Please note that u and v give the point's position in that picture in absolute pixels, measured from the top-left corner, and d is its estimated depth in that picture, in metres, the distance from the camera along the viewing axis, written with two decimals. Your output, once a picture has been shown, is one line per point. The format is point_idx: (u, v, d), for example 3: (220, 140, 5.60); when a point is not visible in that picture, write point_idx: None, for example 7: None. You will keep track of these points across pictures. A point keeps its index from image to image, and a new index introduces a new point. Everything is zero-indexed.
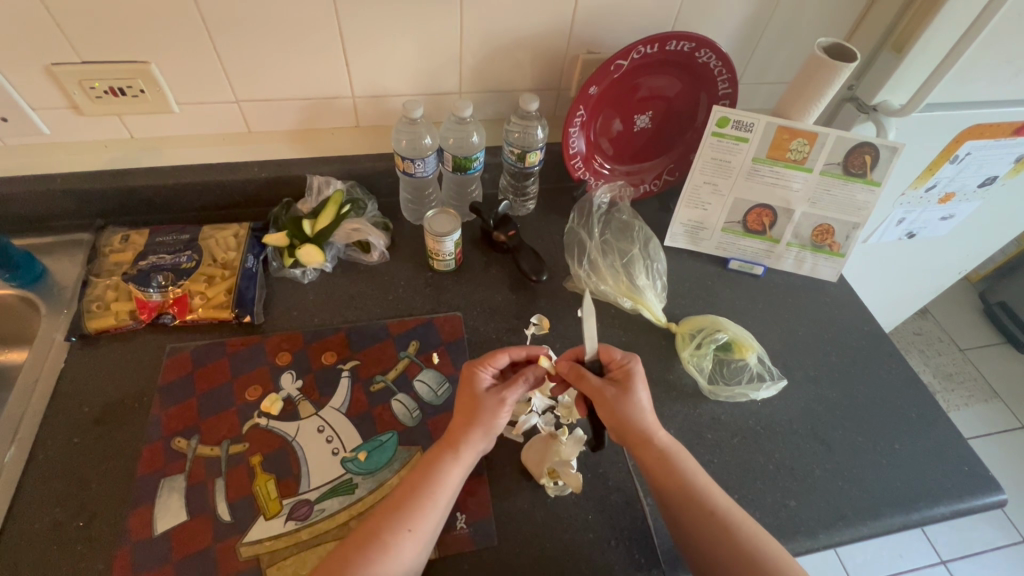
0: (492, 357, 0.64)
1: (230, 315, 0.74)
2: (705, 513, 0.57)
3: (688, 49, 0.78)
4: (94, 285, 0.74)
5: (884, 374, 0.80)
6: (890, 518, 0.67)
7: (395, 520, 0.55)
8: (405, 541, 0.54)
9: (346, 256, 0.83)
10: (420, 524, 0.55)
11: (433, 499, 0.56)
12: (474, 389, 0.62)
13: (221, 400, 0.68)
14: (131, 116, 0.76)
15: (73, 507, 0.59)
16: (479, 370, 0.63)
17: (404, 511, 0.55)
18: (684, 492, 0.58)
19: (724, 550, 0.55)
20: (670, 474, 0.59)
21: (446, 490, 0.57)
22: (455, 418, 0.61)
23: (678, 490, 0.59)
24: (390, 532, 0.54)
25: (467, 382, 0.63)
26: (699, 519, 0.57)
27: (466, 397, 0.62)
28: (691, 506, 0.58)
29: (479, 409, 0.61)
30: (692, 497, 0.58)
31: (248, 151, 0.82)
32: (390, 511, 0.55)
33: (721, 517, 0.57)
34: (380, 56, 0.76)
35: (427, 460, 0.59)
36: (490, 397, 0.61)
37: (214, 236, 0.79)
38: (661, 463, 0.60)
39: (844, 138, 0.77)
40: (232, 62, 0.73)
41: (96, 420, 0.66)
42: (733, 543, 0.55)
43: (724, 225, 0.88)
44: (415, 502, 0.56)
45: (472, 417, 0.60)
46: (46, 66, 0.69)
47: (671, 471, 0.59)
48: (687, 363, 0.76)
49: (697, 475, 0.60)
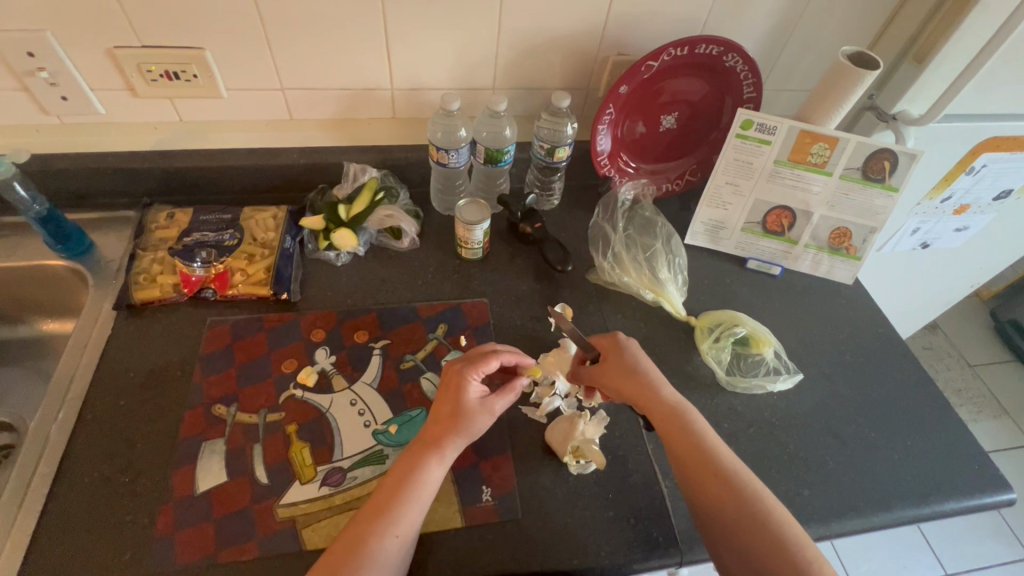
0: (485, 362, 0.64)
1: (269, 292, 0.77)
2: (714, 470, 0.60)
3: (716, 53, 0.80)
4: (141, 258, 0.77)
5: (898, 374, 0.82)
6: (901, 511, 0.69)
7: (379, 526, 0.55)
8: (390, 546, 0.54)
9: (378, 242, 0.87)
10: (405, 529, 0.55)
11: (417, 503, 0.57)
12: (465, 395, 0.62)
13: (260, 371, 0.72)
14: (182, 100, 0.80)
15: (121, 464, 0.63)
16: (470, 376, 0.63)
17: (389, 516, 0.55)
18: (690, 447, 0.62)
19: (725, 505, 0.58)
20: (678, 431, 0.63)
21: (426, 496, 0.58)
22: (441, 422, 0.61)
23: (690, 448, 0.62)
24: (376, 539, 0.54)
25: (456, 388, 0.62)
26: (706, 477, 0.60)
27: (455, 401, 0.62)
28: (700, 462, 0.61)
29: (467, 415, 0.61)
30: (701, 453, 0.61)
31: (289, 138, 0.86)
32: (375, 517, 0.55)
33: (731, 476, 0.60)
34: (421, 50, 0.80)
35: (407, 465, 0.58)
36: (478, 403, 0.62)
37: (255, 217, 0.83)
38: (670, 419, 0.64)
39: (864, 143, 0.80)
40: (282, 53, 0.77)
41: (141, 384, 0.69)
42: (738, 500, 0.58)
43: (744, 225, 0.91)
44: (398, 508, 0.56)
45: (458, 422, 0.60)
46: (108, 49, 0.72)
47: (684, 426, 0.63)
48: (706, 355, 0.79)
49: (707, 435, 0.63)
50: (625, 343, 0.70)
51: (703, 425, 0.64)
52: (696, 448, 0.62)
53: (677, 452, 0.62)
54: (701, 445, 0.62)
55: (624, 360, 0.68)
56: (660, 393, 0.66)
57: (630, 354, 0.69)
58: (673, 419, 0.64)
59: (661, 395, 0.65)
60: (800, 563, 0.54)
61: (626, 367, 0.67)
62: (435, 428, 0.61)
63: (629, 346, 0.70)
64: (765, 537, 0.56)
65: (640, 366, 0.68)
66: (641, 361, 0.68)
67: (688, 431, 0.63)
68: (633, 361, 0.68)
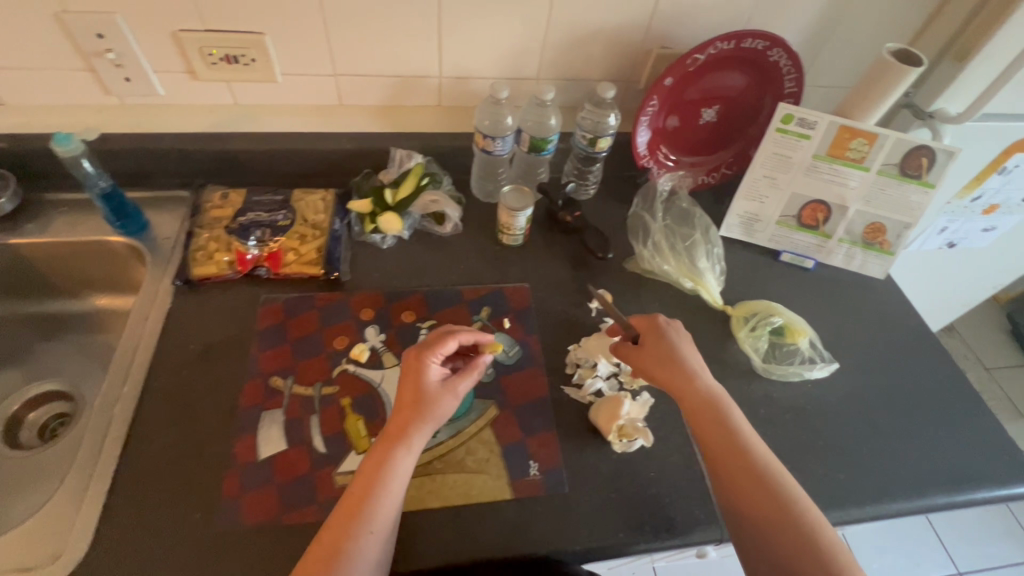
0: (441, 344, 0.64)
1: (320, 273, 0.80)
2: (743, 463, 0.60)
3: (761, 47, 0.82)
4: (198, 236, 0.80)
5: (929, 367, 0.84)
6: (934, 497, 0.71)
7: (353, 527, 0.54)
8: (367, 544, 0.54)
9: (421, 227, 0.90)
10: (379, 525, 0.55)
11: (390, 497, 0.56)
12: (425, 380, 0.61)
13: (312, 347, 0.74)
14: (238, 84, 0.83)
15: (186, 430, 0.65)
16: (429, 360, 0.63)
17: (363, 514, 0.55)
18: (723, 435, 0.62)
19: (751, 495, 0.59)
20: (713, 418, 0.63)
21: (399, 489, 0.57)
22: (405, 412, 0.60)
23: (723, 440, 0.62)
24: (350, 539, 0.53)
25: (416, 374, 0.62)
26: (735, 469, 0.60)
27: (416, 387, 0.61)
28: (731, 455, 0.61)
29: (430, 401, 0.60)
30: (732, 445, 0.62)
31: (337, 123, 0.88)
32: (348, 516, 0.55)
33: (759, 468, 0.60)
34: (471, 40, 0.82)
35: (375, 462, 0.57)
36: (440, 388, 0.62)
37: (306, 199, 0.86)
38: (705, 410, 0.64)
39: (903, 140, 0.81)
40: (338, 39, 0.79)
41: (201, 356, 0.72)
42: (764, 492, 0.59)
43: (779, 218, 0.92)
44: (370, 505, 0.55)
45: (421, 409, 0.60)
46: (173, 32, 0.75)
47: (717, 416, 0.63)
48: (743, 343, 0.81)
49: (741, 427, 0.63)
50: (669, 334, 0.70)
51: (737, 417, 0.64)
52: (728, 439, 0.62)
53: (709, 442, 0.63)
54: (733, 437, 0.62)
55: (665, 350, 0.68)
56: (695, 384, 0.65)
57: (670, 337, 0.69)
58: (707, 410, 0.64)
59: (697, 386, 0.65)
60: (825, 557, 0.55)
61: (665, 350, 0.68)
62: (401, 420, 0.60)
63: (675, 336, 0.70)
64: (793, 529, 0.57)
65: (681, 356, 0.68)
66: (680, 346, 0.69)
67: (723, 423, 0.63)
68: (675, 352, 0.68)
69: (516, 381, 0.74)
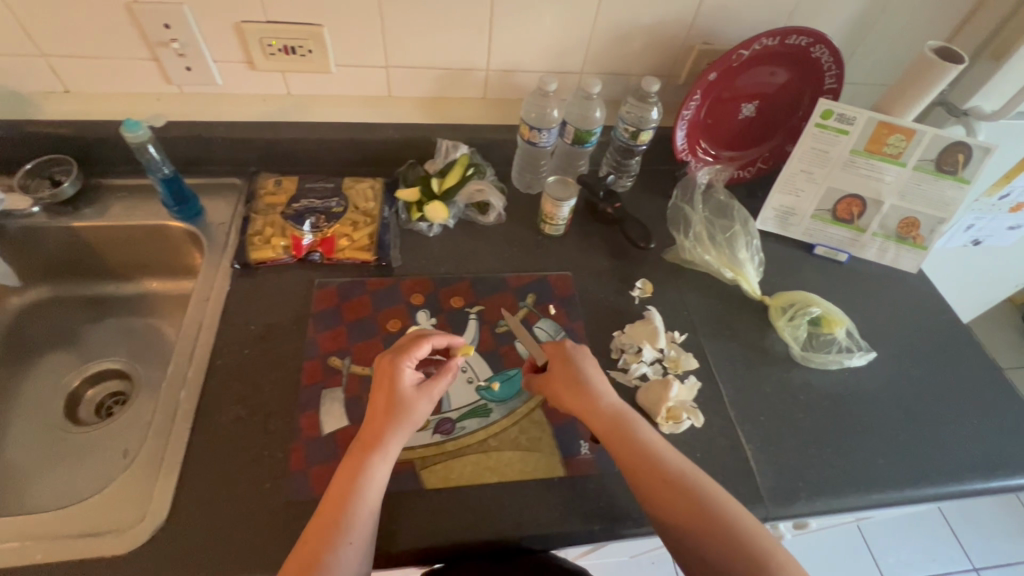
0: (413, 349, 0.65)
1: (372, 258, 0.83)
2: (666, 477, 0.60)
3: (805, 44, 0.84)
4: (254, 221, 0.83)
5: (963, 358, 0.86)
6: (970, 482, 0.73)
7: (332, 538, 0.54)
8: (347, 554, 0.54)
9: (465, 216, 0.92)
10: (358, 535, 0.55)
11: (367, 505, 0.57)
12: (399, 386, 0.62)
13: (367, 329, 0.77)
14: (293, 74, 0.85)
15: (252, 405, 0.68)
16: (402, 365, 0.64)
17: (340, 526, 0.55)
18: (636, 452, 0.62)
19: (678, 511, 0.58)
20: (623, 437, 0.63)
21: (376, 495, 0.58)
22: (380, 419, 0.61)
23: (639, 458, 0.62)
24: (330, 551, 0.54)
25: (390, 379, 0.63)
26: (657, 484, 0.60)
27: (390, 394, 0.62)
28: (645, 472, 0.61)
29: (404, 407, 0.61)
30: (646, 462, 0.61)
31: (385, 113, 0.91)
32: (324, 530, 0.55)
33: (683, 478, 0.60)
34: (520, 34, 0.84)
35: (350, 472, 0.58)
36: (414, 392, 0.63)
37: (356, 187, 0.88)
38: (614, 429, 0.64)
39: (940, 136, 0.83)
40: (392, 32, 0.81)
41: (262, 336, 0.74)
42: (690, 501, 0.58)
43: (814, 212, 0.94)
44: (346, 517, 0.56)
45: (396, 414, 0.61)
46: (236, 24, 0.77)
47: (624, 434, 0.63)
48: (782, 331, 0.83)
49: (651, 441, 0.63)
50: (570, 349, 0.71)
51: (645, 432, 0.64)
52: (643, 457, 0.62)
53: (626, 463, 0.62)
54: (646, 451, 0.62)
55: (568, 367, 0.69)
56: (600, 404, 0.66)
57: (563, 359, 0.70)
58: (617, 430, 0.64)
59: (604, 409, 0.65)
60: (750, 557, 0.55)
61: (567, 372, 0.68)
62: (374, 427, 0.61)
63: (575, 352, 0.70)
64: (726, 536, 0.56)
65: (583, 373, 0.68)
66: (575, 366, 0.69)
67: (633, 439, 0.63)
68: (580, 371, 0.68)
69: None
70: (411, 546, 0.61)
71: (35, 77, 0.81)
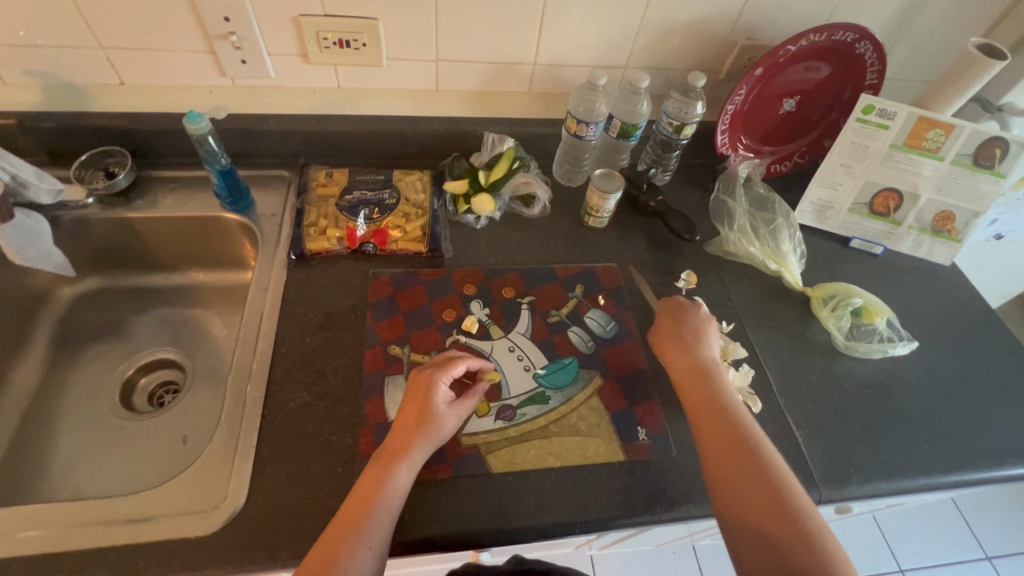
0: (450, 366, 0.66)
1: (424, 249, 0.84)
2: (731, 427, 0.61)
3: (850, 40, 0.86)
4: (308, 212, 0.84)
5: (999, 348, 0.88)
6: (1012, 467, 0.76)
7: (352, 541, 0.53)
8: (363, 561, 0.53)
9: (509, 209, 0.93)
10: (377, 542, 0.54)
11: (388, 514, 0.56)
12: (432, 401, 0.63)
13: (424, 318, 0.78)
14: (344, 67, 0.87)
15: (318, 392, 0.70)
16: (437, 380, 0.64)
17: (360, 530, 0.54)
18: (715, 402, 0.64)
19: (733, 464, 0.58)
20: (706, 388, 0.66)
21: (396, 505, 0.58)
22: (410, 430, 0.62)
23: (708, 404, 0.64)
24: (349, 554, 0.52)
25: (424, 392, 0.64)
26: (718, 437, 0.60)
27: (422, 407, 0.63)
28: (717, 423, 0.62)
29: (434, 421, 0.62)
30: (714, 406, 0.63)
31: (432, 106, 0.92)
32: (344, 532, 0.54)
33: (749, 438, 0.60)
34: (570, 29, 0.85)
35: (374, 478, 0.58)
36: (446, 409, 0.64)
37: (406, 179, 0.90)
38: (692, 376, 0.67)
39: (980, 131, 0.83)
40: (445, 26, 0.82)
41: (322, 324, 0.76)
42: (747, 457, 0.58)
43: (851, 206, 0.95)
44: (365, 521, 0.55)
45: (425, 428, 0.62)
46: (294, 17, 0.78)
47: (703, 380, 0.66)
48: (825, 322, 0.85)
49: (727, 395, 0.65)
50: (680, 305, 0.76)
51: (728, 387, 0.66)
52: (717, 408, 0.63)
53: (693, 406, 0.65)
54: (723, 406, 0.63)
55: (675, 324, 0.74)
56: (696, 358, 0.69)
57: (683, 314, 0.74)
58: (697, 376, 0.67)
59: (696, 362, 0.68)
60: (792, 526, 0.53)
61: (680, 323, 0.73)
62: (400, 438, 0.61)
63: (682, 308, 0.75)
64: (771, 499, 0.54)
65: (683, 325, 0.73)
66: (693, 320, 0.73)
67: (708, 388, 0.66)
68: (677, 326, 0.73)
69: (616, 353, 0.78)
70: (483, 527, 0.63)
71: (92, 69, 0.82)
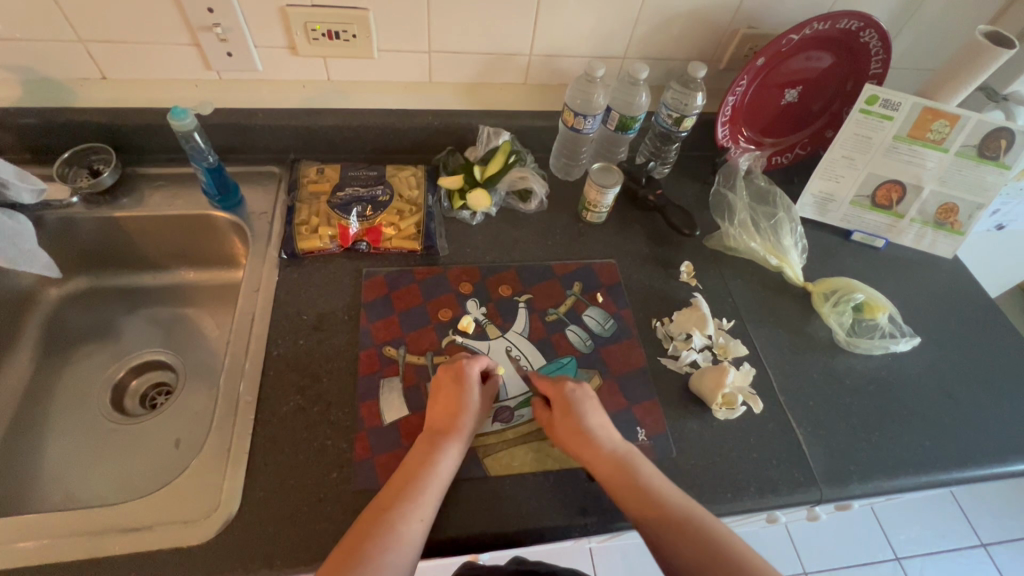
0: (482, 357, 0.70)
1: (419, 247, 0.82)
2: (677, 520, 0.57)
3: (855, 28, 0.83)
4: (300, 210, 0.82)
5: (1001, 342, 0.87)
6: (1014, 463, 0.75)
7: (406, 510, 0.56)
8: (417, 529, 0.56)
9: (506, 204, 0.91)
10: (427, 513, 0.57)
11: (437, 488, 0.59)
12: (470, 386, 0.67)
13: (420, 318, 0.77)
14: (334, 59, 0.84)
15: (312, 396, 0.68)
16: (472, 368, 0.68)
17: (415, 499, 0.57)
18: (645, 496, 0.60)
19: (695, 556, 0.55)
20: (630, 481, 0.61)
21: (445, 479, 0.61)
22: (451, 412, 0.65)
23: (644, 502, 0.59)
24: (403, 522, 0.55)
25: (461, 379, 0.67)
26: (666, 530, 0.57)
27: (460, 391, 0.66)
28: (655, 517, 0.58)
29: (474, 405, 0.66)
30: (652, 505, 0.59)
31: (425, 98, 0.89)
32: (397, 502, 0.57)
33: (690, 517, 0.58)
34: (567, 17, 0.82)
35: (426, 453, 0.61)
36: (480, 395, 0.67)
37: (399, 175, 0.88)
38: (618, 470, 0.62)
39: (985, 121, 0.81)
40: (438, 16, 0.80)
41: (314, 326, 0.74)
42: (700, 543, 0.55)
43: (853, 198, 0.93)
44: (416, 492, 0.58)
45: (464, 410, 0.65)
46: (281, 8, 0.75)
47: (629, 476, 0.61)
48: (827, 318, 0.84)
49: (657, 482, 0.61)
50: (570, 393, 0.67)
51: (654, 476, 0.62)
52: (650, 500, 0.59)
53: (631, 508, 0.59)
54: (650, 494, 0.60)
55: (568, 412, 0.66)
56: (604, 448, 0.64)
57: (580, 404, 0.66)
58: (621, 473, 0.62)
59: (605, 452, 0.63)
60: None
61: (573, 414, 0.66)
62: (448, 419, 0.64)
63: (574, 395, 0.67)
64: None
65: (580, 412, 0.66)
66: (590, 407, 0.67)
67: (637, 485, 0.60)
68: (579, 415, 0.65)
69: (614, 352, 0.77)
70: (482, 531, 0.62)
71: (72, 63, 0.79)
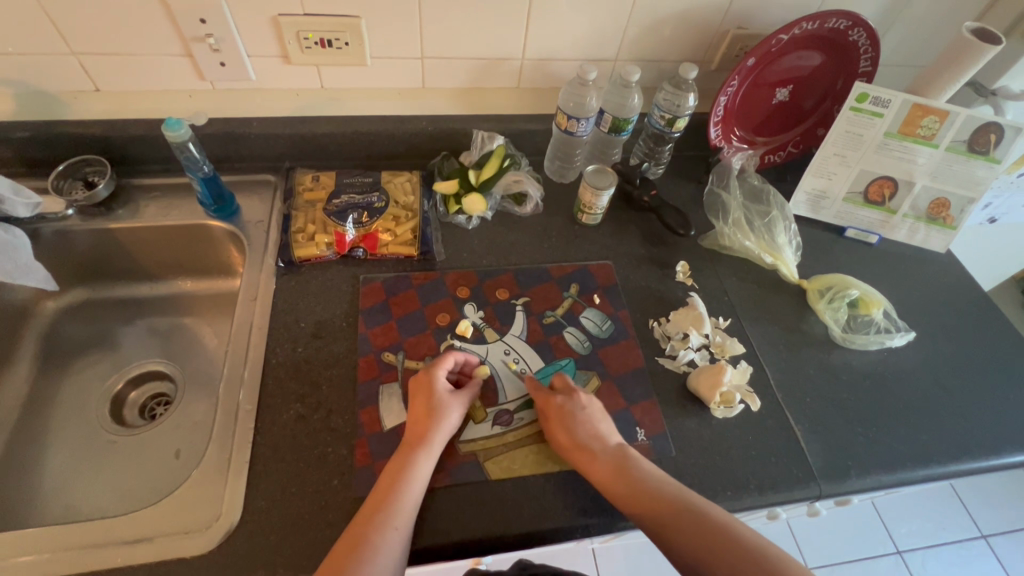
0: (443, 360, 0.69)
1: (415, 252, 0.83)
2: (673, 510, 0.58)
3: (843, 27, 0.84)
4: (296, 218, 0.83)
5: (994, 333, 0.88)
6: (1010, 454, 0.76)
7: (380, 520, 0.56)
8: (393, 539, 0.56)
9: (501, 207, 0.92)
10: (402, 521, 0.57)
11: (411, 497, 0.59)
12: (435, 392, 0.66)
13: (418, 323, 0.77)
14: (327, 67, 0.84)
15: (312, 403, 0.69)
16: (434, 375, 0.68)
17: (388, 509, 0.57)
18: (639, 491, 0.60)
19: (693, 544, 0.56)
20: (624, 478, 0.62)
21: (419, 489, 0.60)
22: (420, 421, 0.65)
23: (641, 498, 0.60)
24: (378, 531, 0.55)
25: (426, 387, 0.67)
26: (665, 522, 0.58)
27: (427, 399, 0.66)
28: (653, 510, 0.59)
29: (440, 410, 0.65)
30: (648, 497, 0.60)
31: (419, 104, 0.90)
32: (371, 514, 0.57)
33: (684, 504, 0.59)
34: (558, 21, 0.83)
35: (399, 464, 0.61)
36: (450, 398, 0.67)
37: (394, 181, 0.88)
38: (613, 471, 0.62)
39: (975, 116, 0.82)
40: (430, 22, 0.80)
41: (313, 334, 0.74)
42: (698, 529, 0.56)
43: (846, 195, 0.94)
44: (389, 503, 0.58)
45: (432, 416, 0.65)
46: (273, 17, 0.76)
47: (627, 478, 0.62)
48: (822, 314, 0.85)
49: (651, 475, 0.62)
50: (558, 403, 0.67)
51: (649, 470, 0.63)
52: (646, 493, 0.60)
53: (629, 505, 0.60)
54: (645, 487, 0.61)
55: (558, 422, 0.66)
56: (596, 452, 0.64)
57: (568, 412, 0.67)
58: (616, 472, 0.62)
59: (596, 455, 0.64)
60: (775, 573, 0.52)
61: (562, 423, 0.66)
62: (418, 428, 0.64)
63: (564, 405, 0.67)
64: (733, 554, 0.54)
65: (568, 421, 0.66)
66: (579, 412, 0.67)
67: (633, 483, 0.61)
68: (568, 423, 0.66)
69: (612, 354, 0.78)
70: (483, 534, 0.62)
71: (65, 76, 0.79)
